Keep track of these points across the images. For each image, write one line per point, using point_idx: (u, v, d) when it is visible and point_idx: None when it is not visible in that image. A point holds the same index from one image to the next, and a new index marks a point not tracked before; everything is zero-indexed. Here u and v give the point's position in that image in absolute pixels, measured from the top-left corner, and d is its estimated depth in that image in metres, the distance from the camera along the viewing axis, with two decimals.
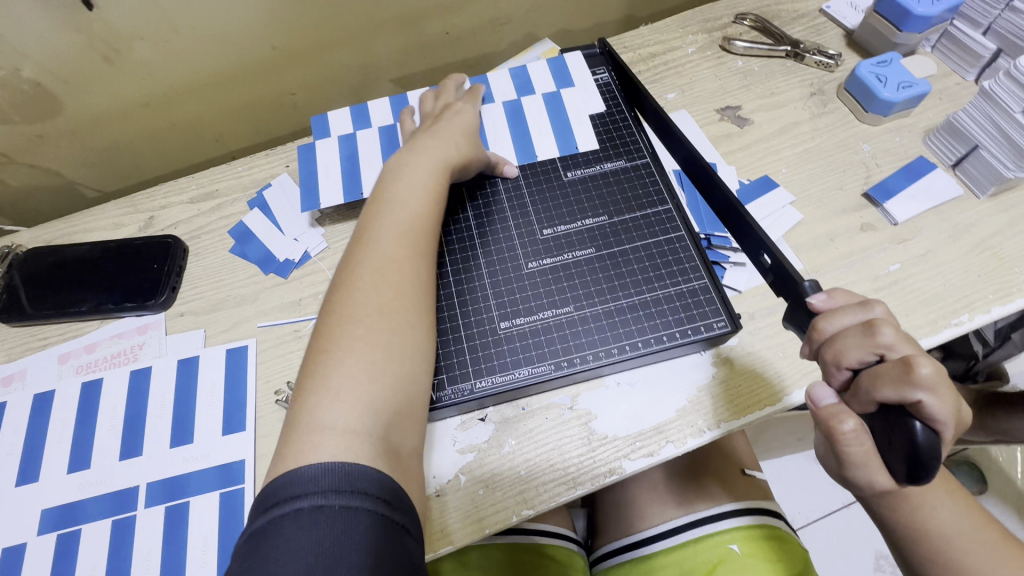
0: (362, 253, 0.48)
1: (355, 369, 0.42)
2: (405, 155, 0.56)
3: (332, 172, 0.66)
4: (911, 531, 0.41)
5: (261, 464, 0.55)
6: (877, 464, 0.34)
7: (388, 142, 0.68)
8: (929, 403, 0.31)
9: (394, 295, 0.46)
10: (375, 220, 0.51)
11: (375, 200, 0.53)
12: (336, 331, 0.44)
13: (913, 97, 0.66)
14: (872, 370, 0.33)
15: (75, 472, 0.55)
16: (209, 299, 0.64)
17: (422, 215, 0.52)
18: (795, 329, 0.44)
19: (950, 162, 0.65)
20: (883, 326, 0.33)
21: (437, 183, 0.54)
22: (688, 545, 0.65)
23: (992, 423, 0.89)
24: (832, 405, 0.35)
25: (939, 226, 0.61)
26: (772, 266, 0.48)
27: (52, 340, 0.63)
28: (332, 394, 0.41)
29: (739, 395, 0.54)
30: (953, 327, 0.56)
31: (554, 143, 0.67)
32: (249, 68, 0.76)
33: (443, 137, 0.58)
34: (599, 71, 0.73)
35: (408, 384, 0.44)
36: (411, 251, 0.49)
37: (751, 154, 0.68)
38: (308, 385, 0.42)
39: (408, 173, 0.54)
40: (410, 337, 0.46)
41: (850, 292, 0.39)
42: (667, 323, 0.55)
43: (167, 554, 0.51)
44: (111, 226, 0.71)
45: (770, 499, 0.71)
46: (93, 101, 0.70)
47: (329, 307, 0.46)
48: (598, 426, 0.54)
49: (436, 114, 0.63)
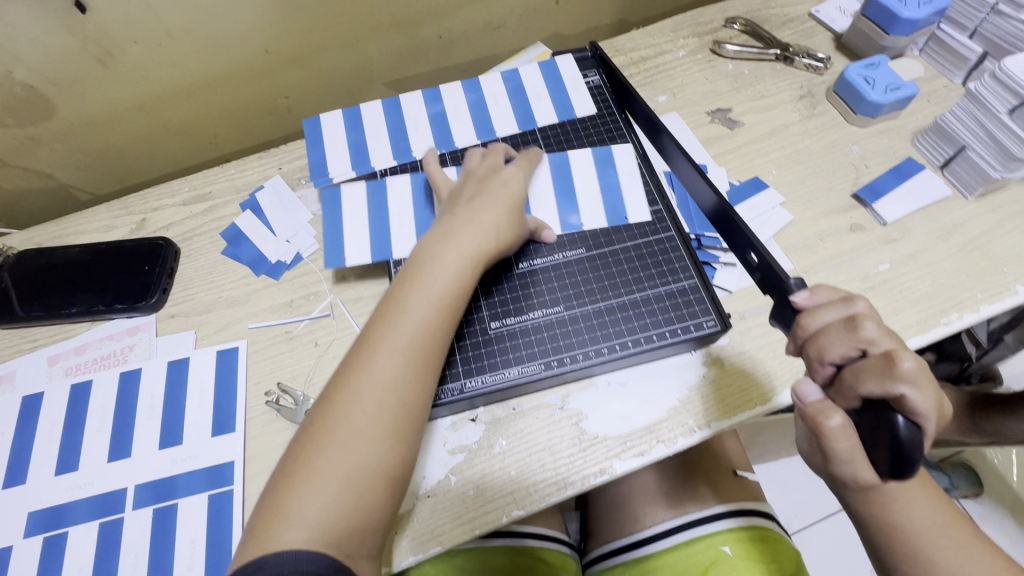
0: (361, 364, 0.44)
1: (314, 495, 0.40)
2: (431, 248, 0.51)
3: (359, 228, 0.63)
4: (885, 528, 0.41)
5: (250, 465, 0.54)
6: (862, 460, 0.34)
7: (419, 199, 0.64)
8: (912, 396, 0.31)
9: (373, 421, 0.43)
10: (382, 324, 0.46)
11: (386, 300, 0.48)
12: (309, 452, 0.42)
13: (900, 99, 0.67)
14: (855, 366, 0.33)
15: (63, 475, 0.54)
16: (200, 301, 0.64)
17: (432, 334, 0.47)
18: (780, 327, 0.43)
19: (939, 163, 0.66)
20: (865, 322, 0.34)
21: (455, 285, 0.49)
22: (680, 547, 0.65)
23: (986, 424, 0.88)
24: (818, 401, 0.35)
25: (927, 226, 0.62)
26: (758, 264, 0.47)
27: (42, 342, 0.62)
28: (284, 518, 0.39)
29: (729, 395, 0.54)
30: (942, 326, 0.56)
31: (602, 213, 0.61)
32: (242, 72, 0.76)
33: (470, 228, 0.52)
34: (589, 73, 0.74)
35: (367, 517, 0.41)
36: (411, 372, 0.45)
37: (741, 156, 0.69)
38: (267, 509, 0.40)
39: (426, 274, 0.49)
40: (384, 464, 0.42)
41: (834, 288, 0.38)
42: (657, 322, 0.55)
43: (154, 556, 0.51)
44: (102, 228, 0.70)
45: (760, 501, 0.71)
46: (86, 103, 0.71)
47: (316, 412, 0.44)
48: (589, 426, 0.54)
49: (482, 182, 0.58)
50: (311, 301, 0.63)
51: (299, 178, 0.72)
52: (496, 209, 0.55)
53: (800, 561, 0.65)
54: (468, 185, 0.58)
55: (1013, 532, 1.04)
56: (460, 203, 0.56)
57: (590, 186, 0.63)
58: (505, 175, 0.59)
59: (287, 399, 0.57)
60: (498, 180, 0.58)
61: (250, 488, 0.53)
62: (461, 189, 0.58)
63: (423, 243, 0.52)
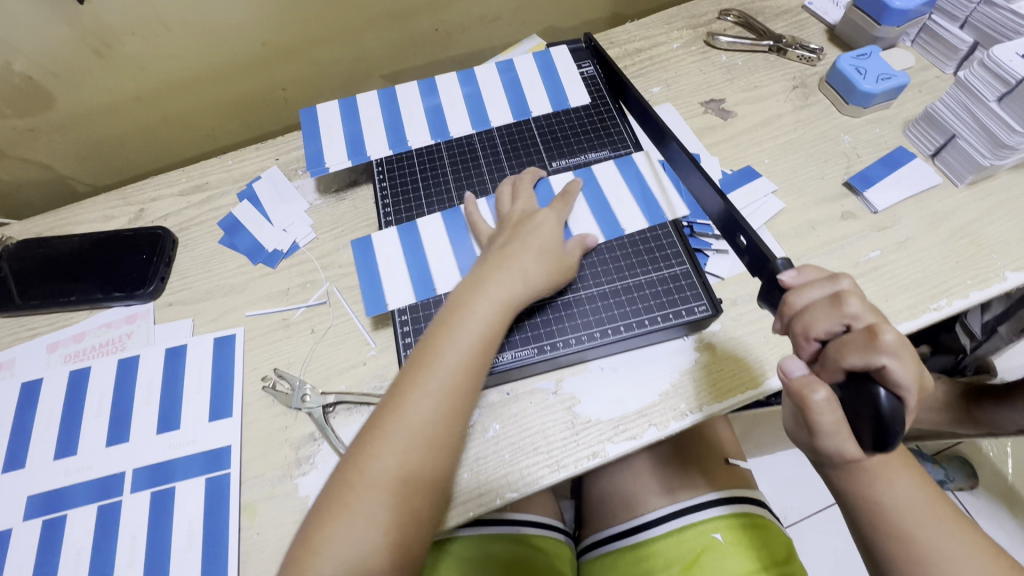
0: (397, 407, 0.45)
1: (343, 534, 0.41)
2: (467, 295, 0.51)
3: (396, 269, 0.60)
4: (867, 505, 0.42)
5: (247, 450, 0.55)
6: (846, 433, 0.35)
7: (455, 231, 0.62)
8: (894, 367, 0.32)
9: (404, 466, 0.43)
10: (418, 369, 0.47)
11: (422, 345, 0.48)
12: (343, 492, 0.43)
13: (892, 88, 0.67)
14: (838, 340, 0.34)
15: (61, 459, 0.55)
16: (197, 290, 0.65)
17: (466, 382, 0.47)
18: (769, 308, 0.46)
19: (929, 152, 0.66)
20: (849, 298, 0.35)
21: (487, 331, 0.49)
22: (671, 535, 0.66)
23: (981, 415, 0.85)
24: (802, 376, 0.36)
25: (918, 214, 0.62)
26: (747, 247, 0.49)
27: (41, 330, 0.63)
28: (315, 554, 0.40)
29: (720, 379, 0.54)
30: (932, 312, 0.57)
31: (641, 215, 0.60)
32: (240, 63, 0.77)
33: (505, 277, 0.51)
34: (584, 65, 0.74)
35: (394, 559, 0.42)
36: (444, 420, 0.45)
37: (734, 146, 0.69)
38: (300, 546, 0.41)
39: (463, 320, 0.49)
40: (415, 508, 0.43)
41: (820, 269, 0.39)
42: (648, 307, 0.56)
43: (152, 539, 0.51)
44: (101, 218, 0.71)
45: (752, 488, 0.71)
46: (84, 95, 0.71)
47: (352, 451, 0.45)
48: (582, 410, 0.54)
49: (516, 227, 0.56)
50: (307, 289, 0.64)
51: (296, 169, 0.73)
52: (529, 259, 0.52)
53: (790, 548, 0.66)
54: (502, 232, 0.56)
55: (1009, 523, 1.05)
56: (494, 251, 0.54)
57: (629, 215, 0.60)
58: (541, 218, 0.56)
59: (284, 384, 0.58)
60: (532, 225, 0.55)
61: (246, 472, 0.54)
62: (496, 236, 0.56)
63: (460, 291, 0.52)
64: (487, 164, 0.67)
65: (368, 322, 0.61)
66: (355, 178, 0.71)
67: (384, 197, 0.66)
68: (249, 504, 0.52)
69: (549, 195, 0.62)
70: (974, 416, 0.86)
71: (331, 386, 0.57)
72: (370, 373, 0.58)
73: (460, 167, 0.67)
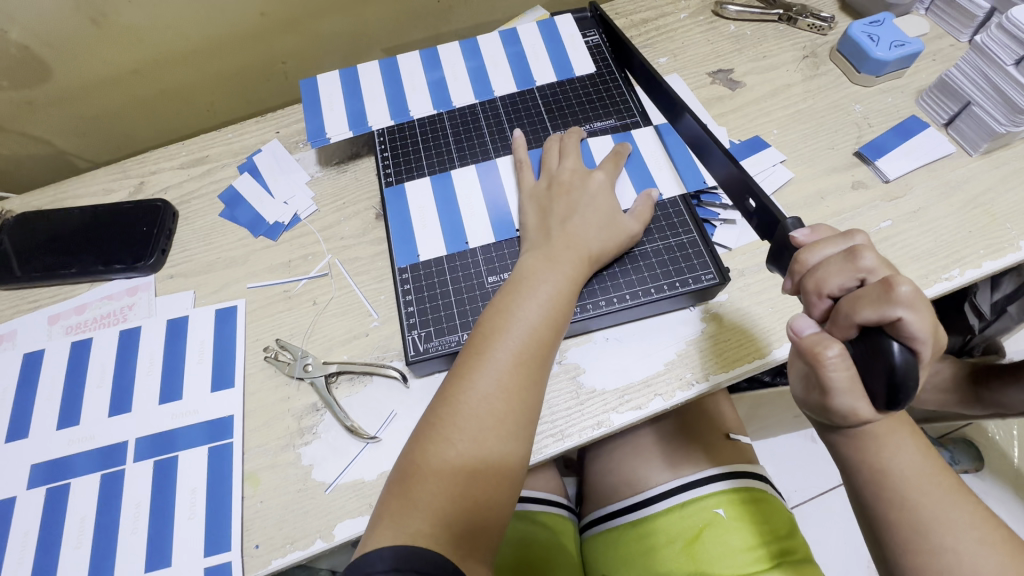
0: (478, 365, 0.46)
1: (438, 485, 0.42)
2: (535, 262, 0.51)
3: (428, 217, 0.61)
4: (870, 471, 0.41)
5: (249, 420, 0.55)
6: (859, 390, 0.36)
7: (490, 184, 0.62)
8: (909, 320, 0.33)
9: (489, 426, 0.44)
10: (493, 329, 0.47)
11: (494, 308, 0.49)
12: (432, 446, 0.43)
13: (905, 56, 0.66)
14: (852, 294, 0.36)
15: (64, 429, 0.55)
16: (198, 262, 0.64)
17: (542, 341, 0.47)
18: (779, 271, 0.47)
19: (943, 121, 0.64)
20: (864, 253, 0.36)
21: (558, 303, 0.49)
22: (671, 512, 0.65)
23: (988, 396, 0.84)
24: (813, 335, 0.37)
25: (930, 184, 0.61)
26: (756, 210, 0.49)
27: (42, 303, 0.63)
28: (412, 505, 0.41)
29: (726, 349, 0.54)
30: (943, 282, 0.56)
31: (677, 180, 0.59)
32: (239, 35, 0.75)
33: (571, 248, 0.52)
34: (589, 33, 0.73)
35: (487, 510, 0.43)
36: (525, 376, 0.46)
37: (742, 116, 0.68)
38: (393, 498, 0.42)
39: (534, 284, 0.50)
40: (500, 466, 0.44)
41: (832, 228, 0.41)
42: (655, 276, 0.55)
43: (156, 507, 0.51)
44: (100, 191, 0.70)
45: (753, 463, 0.70)
46: (82, 67, 0.70)
47: (434, 408, 0.45)
48: (586, 380, 0.54)
49: (572, 194, 0.56)
50: (309, 261, 0.63)
51: (297, 141, 0.71)
52: (592, 233, 0.53)
53: (791, 521, 0.66)
54: (557, 195, 0.56)
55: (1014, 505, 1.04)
56: (554, 224, 0.54)
57: (665, 177, 0.60)
58: (595, 183, 0.57)
59: (285, 354, 0.57)
60: (588, 192, 0.56)
61: (248, 442, 0.54)
62: (551, 204, 0.56)
63: (527, 259, 0.52)
64: (490, 133, 0.66)
65: (370, 293, 0.60)
66: (356, 151, 0.70)
67: (386, 166, 0.65)
68: (251, 474, 0.52)
69: (593, 156, 0.62)
70: (982, 395, 0.85)
71: (333, 356, 0.57)
72: (373, 344, 0.57)
73: (462, 136, 0.66)
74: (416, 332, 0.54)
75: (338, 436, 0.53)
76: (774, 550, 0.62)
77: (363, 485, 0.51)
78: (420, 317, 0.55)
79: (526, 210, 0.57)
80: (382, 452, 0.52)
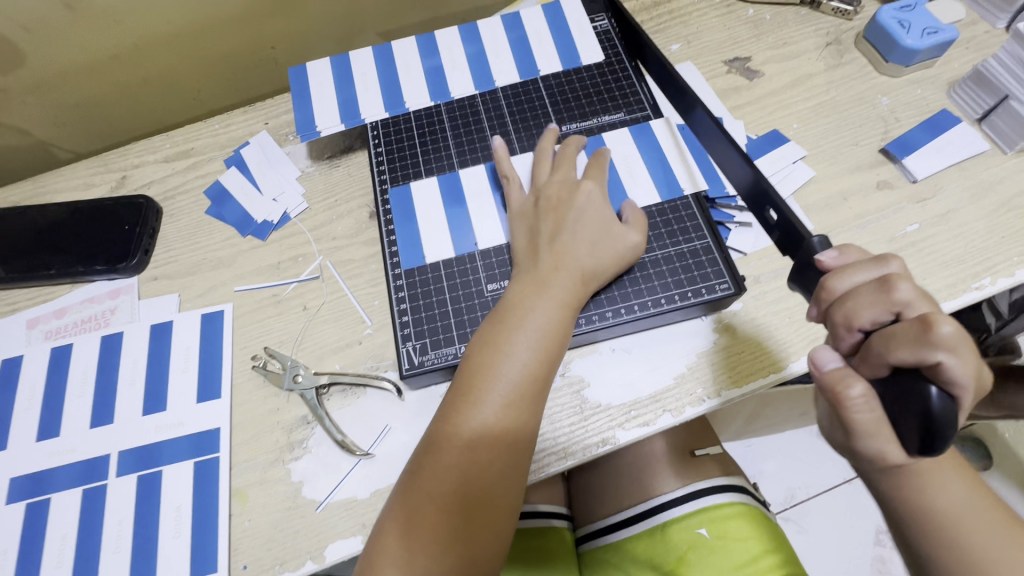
0: (465, 409, 0.43)
1: (422, 542, 0.40)
2: (529, 288, 0.48)
3: (426, 220, 0.57)
4: (922, 509, 0.39)
5: (237, 433, 0.52)
6: (887, 433, 0.35)
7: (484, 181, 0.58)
8: (949, 363, 0.32)
9: (477, 476, 0.41)
10: (482, 365, 0.44)
11: (485, 340, 0.46)
12: (417, 498, 0.41)
13: (937, 45, 0.61)
14: (889, 331, 0.34)
15: (44, 441, 0.53)
16: (184, 263, 0.61)
17: (536, 378, 0.44)
18: (800, 289, 0.44)
19: (976, 116, 0.60)
20: (898, 283, 0.35)
21: (554, 336, 0.46)
22: (653, 534, 0.64)
23: (1001, 398, 0.78)
24: (835, 368, 0.36)
25: (962, 184, 0.57)
26: (777, 222, 0.47)
27: (21, 305, 0.60)
28: (396, 562, 0.39)
29: (740, 362, 0.51)
30: (973, 292, 0.52)
31: (690, 182, 0.56)
32: (224, 17, 0.71)
33: (562, 269, 0.48)
34: (597, 18, 0.68)
35: (474, 566, 0.40)
36: (516, 418, 0.43)
37: (760, 109, 0.64)
38: (376, 553, 0.40)
39: (528, 313, 0.46)
40: (491, 516, 0.41)
41: (862, 249, 0.39)
42: (665, 284, 0.51)
43: (138, 525, 0.49)
44: (81, 186, 0.67)
45: (730, 473, 0.68)
46: (59, 54, 0.66)
47: (419, 455, 0.43)
48: (590, 394, 0.51)
49: (561, 209, 0.51)
50: (299, 263, 0.60)
51: (286, 134, 0.67)
52: (584, 252, 0.49)
53: (778, 533, 0.63)
54: (545, 212, 0.52)
55: None
56: (543, 244, 0.50)
57: (676, 179, 0.56)
58: (584, 195, 0.52)
59: (275, 364, 0.54)
60: (577, 206, 0.51)
61: (236, 456, 0.51)
62: (540, 222, 0.52)
63: (517, 284, 0.49)
64: (491, 128, 0.62)
65: (363, 298, 0.57)
66: (349, 144, 0.66)
67: (380, 163, 0.61)
68: (240, 490, 0.50)
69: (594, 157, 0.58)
70: (996, 399, 0.79)
71: (325, 366, 0.54)
72: (366, 353, 0.54)
73: (461, 131, 0.62)
74: (411, 344, 0.51)
75: (330, 451, 0.51)
76: (768, 562, 0.59)
77: (356, 504, 0.48)
78: (415, 327, 0.52)
79: (515, 231, 0.53)
80: (375, 469, 0.50)
